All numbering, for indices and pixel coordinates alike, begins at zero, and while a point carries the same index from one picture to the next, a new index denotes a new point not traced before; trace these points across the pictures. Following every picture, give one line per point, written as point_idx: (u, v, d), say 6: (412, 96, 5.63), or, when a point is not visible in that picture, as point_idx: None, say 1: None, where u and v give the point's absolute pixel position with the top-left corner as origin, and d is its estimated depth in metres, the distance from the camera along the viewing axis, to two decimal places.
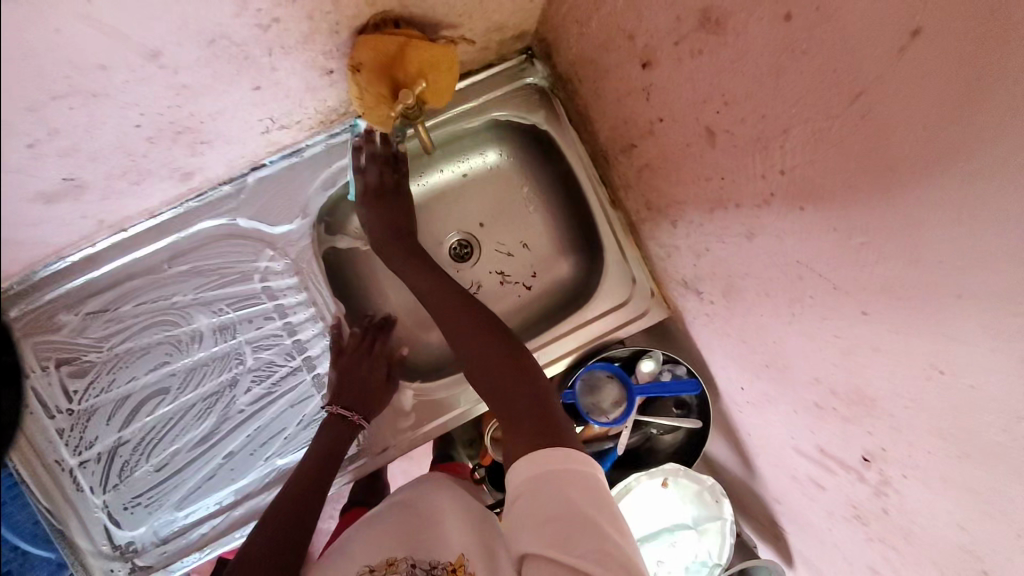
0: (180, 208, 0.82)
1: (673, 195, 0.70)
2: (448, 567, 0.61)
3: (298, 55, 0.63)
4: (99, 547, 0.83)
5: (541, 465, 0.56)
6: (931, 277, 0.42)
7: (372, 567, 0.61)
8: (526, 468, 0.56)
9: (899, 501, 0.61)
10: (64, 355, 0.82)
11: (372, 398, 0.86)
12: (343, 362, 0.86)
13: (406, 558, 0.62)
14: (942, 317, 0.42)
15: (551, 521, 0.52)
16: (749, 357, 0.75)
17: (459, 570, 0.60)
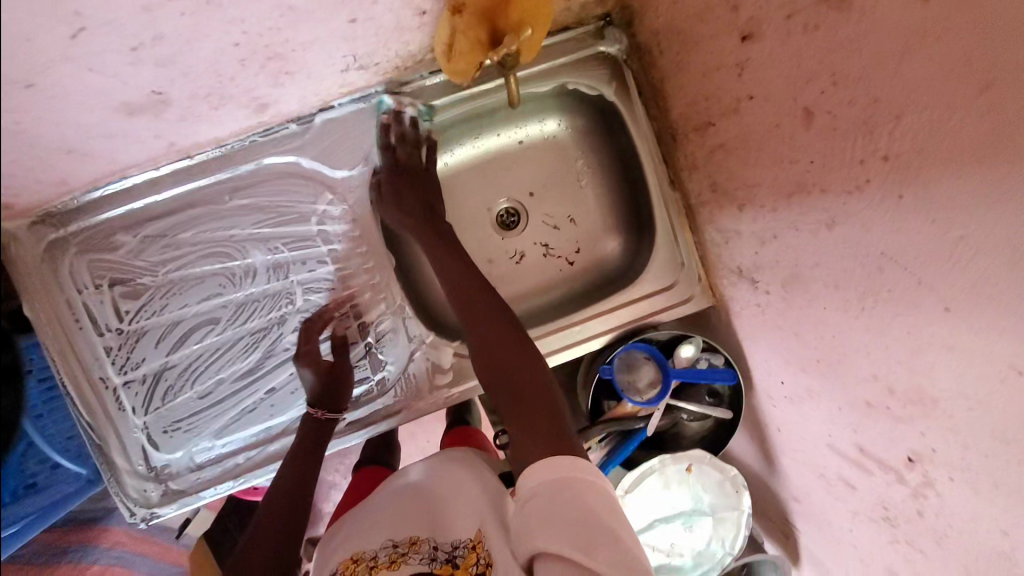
0: (246, 139, 0.81)
1: (748, 178, 0.69)
2: (469, 546, 0.59)
3: None
4: (135, 467, 0.85)
5: (551, 472, 0.54)
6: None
7: (397, 541, 0.63)
8: (536, 475, 0.55)
9: (939, 504, 0.61)
10: (117, 275, 0.84)
11: (337, 392, 0.85)
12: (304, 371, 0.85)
13: (430, 539, 0.62)
14: None
15: (557, 522, 0.50)
16: (798, 350, 0.75)
17: (478, 549, 0.58)
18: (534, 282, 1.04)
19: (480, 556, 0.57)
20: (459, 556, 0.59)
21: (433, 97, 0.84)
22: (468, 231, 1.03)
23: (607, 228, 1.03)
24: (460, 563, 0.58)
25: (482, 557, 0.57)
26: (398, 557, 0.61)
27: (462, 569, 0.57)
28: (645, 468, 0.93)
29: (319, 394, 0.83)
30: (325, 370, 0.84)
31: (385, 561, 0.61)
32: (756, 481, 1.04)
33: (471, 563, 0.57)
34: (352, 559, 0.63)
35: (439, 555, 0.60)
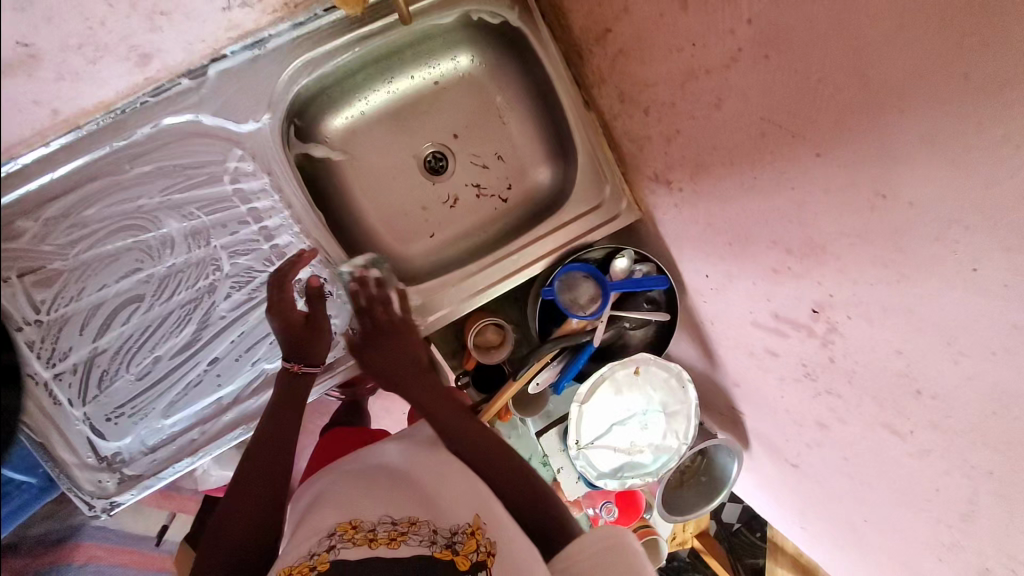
0: (138, 101, 0.77)
1: (645, 78, 0.73)
2: (468, 532, 0.64)
3: None
4: (83, 460, 0.82)
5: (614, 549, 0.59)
6: (878, 95, 0.47)
7: (396, 519, 0.66)
8: (591, 543, 0.60)
9: (844, 346, 0.68)
10: (23, 263, 0.73)
11: (310, 348, 0.83)
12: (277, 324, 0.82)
13: (430, 523, 0.65)
14: (888, 135, 0.48)
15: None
16: (713, 240, 0.80)
17: (478, 537, 0.63)
18: (470, 223, 1.05)
19: (481, 543, 0.63)
20: (458, 543, 0.63)
21: (334, 37, 0.83)
22: (396, 180, 1.02)
23: (533, 159, 1.05)
24: (460, 549, 0.62)
25: (482, 545, 0.63)
26: (399, 534, 0.64)
27: (461, 555, 0.61)
28: (596, 377, 0.98)
29: (291, 349, 0.82)
30: (298, 323, 0.83)
31: (384, 537, 0.63)
32: (702, 379, 1.12)
33: (471, 550, 0.62)
34: (352, 524, 0.64)
35: (439, 540, 0.63)
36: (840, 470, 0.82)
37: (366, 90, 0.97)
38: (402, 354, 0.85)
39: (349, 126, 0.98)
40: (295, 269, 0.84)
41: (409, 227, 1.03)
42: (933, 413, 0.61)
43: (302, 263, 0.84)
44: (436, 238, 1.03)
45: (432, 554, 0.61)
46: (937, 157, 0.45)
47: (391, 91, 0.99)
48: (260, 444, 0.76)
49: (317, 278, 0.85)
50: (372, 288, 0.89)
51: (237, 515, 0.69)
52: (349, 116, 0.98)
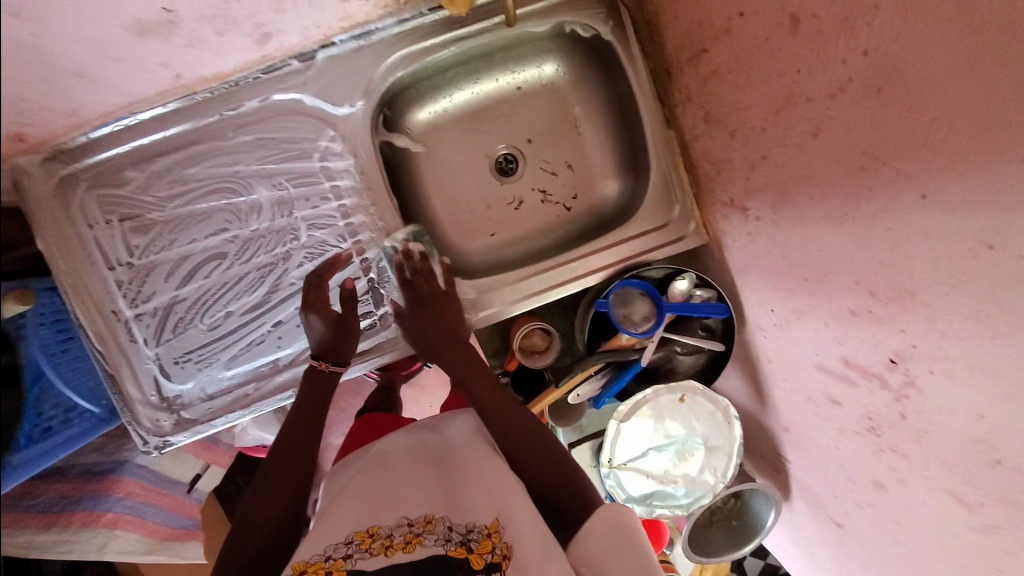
0: (251, 76, 0.83)
1: (737, 101, 0.72)
2: (485, 533, 0.63)
3: None
4: (147, 398, 0.87)
5: (615, 528, 0.64)
6: (996, 140, 0.44)
7: (412, 520, 0.64)
8: (597, 525, 0.65)
9: (919, 403, 0.64)
10: (127, 210, 0.86)
11: (339, 349, 0.83)
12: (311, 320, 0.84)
13: (445, 520, 0.64)
14: (1000, 188, 0.45)
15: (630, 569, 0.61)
16: (787, 273, 0.78)
17: (494, 539, 0.62)
18: (533, 227, 1.07)
19: (497, 545, 0.62)
20: (474, 541, 0.62)
21: (433, 35, 0.86)
22: (466, 176, 1.05)
23: (603, 172, 1.05)
24: (475, 549, 0.61)
25: (498, 547, 0.61)
26: (415, 536, 0.63)
27: (475, 555, 0.61)
28: (638, 398, 0.95)
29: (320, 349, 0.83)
30: (331, 321, 0.84)
31: (400, 542, 0.62)
32: (748, 417, 1.08)
33: (486, 550, 0.61)
34: (368, 533, 0.63)
35: (454, 537, 0.63)
36: (892, 536, 0.78)
37: (452, 87, 1.01)
38: (440, 324, 0.85)
39: (431, 120, 1.02)
40: (334, 270, 0.87)
41: (473, 222, 1.05)
42: (1012, 487, 0.57)
43: (338, 263, 0.87)
44: (497, 237, 1.05)
45: (446, 553, 0.61)
46: None
47: (476, 90, 1.02)
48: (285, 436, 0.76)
49: (351, 281, 0.85)
50: (417, 259, 0.88)
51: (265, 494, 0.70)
52: (432, 110, 1.01)
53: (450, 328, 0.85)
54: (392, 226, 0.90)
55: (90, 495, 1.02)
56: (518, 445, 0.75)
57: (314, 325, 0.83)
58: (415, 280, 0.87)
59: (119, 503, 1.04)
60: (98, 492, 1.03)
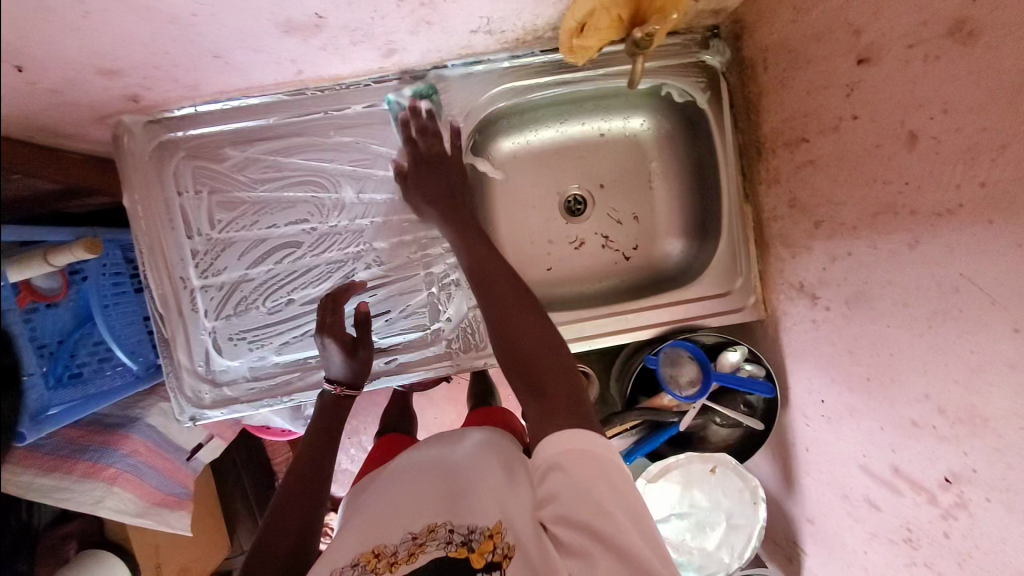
0: (363, 82, 0.87)
1: (829, 195, 0.74)
2: (487, 534, 0.58)
3: None
4: (194, 367, 0.89)
5: (576, 449, 0.59)
6: None
7: (415, 532, 0.61)
8: (556, 448, 0.60)
9: (968, 527, 0.64)
10: (217, 185, 0.89)
11: (358, 373, 0.86)
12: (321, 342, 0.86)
13: (446, 524, 0.60)
14: None
15: (586, 500, 0.56)
16: (848, 368, 0.78)
17: (496, 538, 0.58)
18: (591, 270, 1.08)
19: (499, 545, 0.57)
20: (475, 540, 0.58)
21: (541, 74, 0.89)
22: (535, 209, 1.08)
23: (669, 229, 1.07)
24: (476, 547, 0.58)
25: (499, 547, 0.57)
26: (418, 547, 0.59)
27: (477, 555, 0.57)
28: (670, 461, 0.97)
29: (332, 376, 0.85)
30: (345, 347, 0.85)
31: (404, 555, 0.59)
32: (770, 499, 1.07)
33: (487, 550, 0.58)
34: (374, 553, 0.60)
35: (455, 539, 0.59)
36: None
37: (541, 122, 1.04)
38: (441, 186, 0.84)
39: (514, 150, 1.05)
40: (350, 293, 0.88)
41: (534, 254, 1.07)
42: None
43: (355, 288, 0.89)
44: (554, 273, 1.07)
45: (447, 555, 0.58)
46: None
47: (563, 130, 1.06)
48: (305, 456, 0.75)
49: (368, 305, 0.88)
50: (417, 116, 0.85)
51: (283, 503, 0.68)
52: (517, 141, 1.05)
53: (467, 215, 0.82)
54: None
55: (98, 445, 1.03)
56: (538, 363, 0.67)
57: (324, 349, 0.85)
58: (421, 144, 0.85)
59: (123, 460, 1.02)
60: (105, 444, 1.02)
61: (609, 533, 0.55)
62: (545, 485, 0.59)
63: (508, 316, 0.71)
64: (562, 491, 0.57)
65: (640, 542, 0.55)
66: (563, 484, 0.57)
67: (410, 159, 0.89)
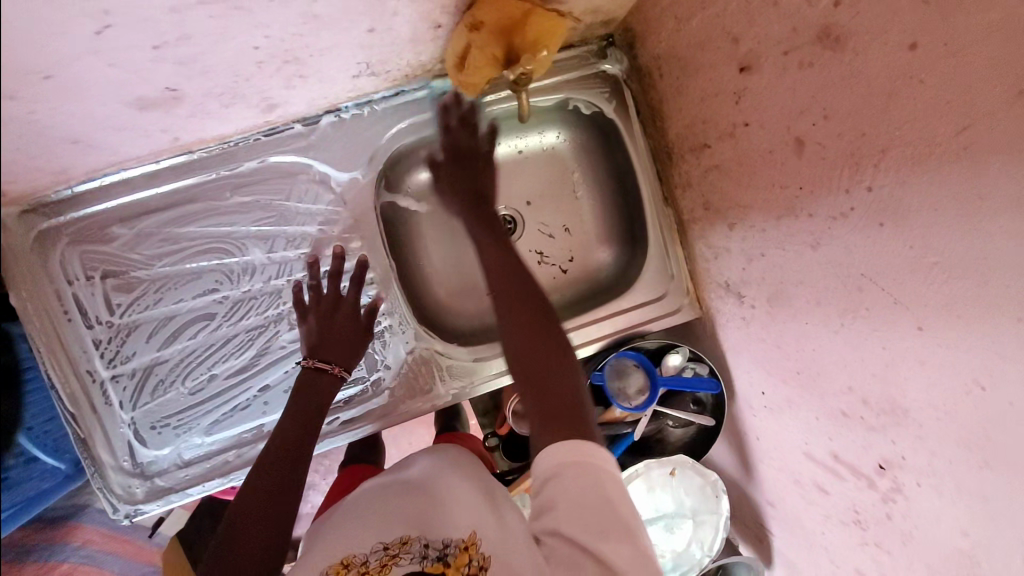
0: (251, 137, 0.81)
1: (737, 199, 0.74)
2: (462, 547, 0.64)
3: (422, 5, 0.62)
4: (119, 463, 0.84)
5: (576, 460, 0.59)
6: (1005, 298, 0.45)
7: (387, 543, 0.65)
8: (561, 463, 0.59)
9: (906, 507, 0.66)
10: (111, 267, 0.83)
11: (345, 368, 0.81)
12: (335, 319, 0.82)
13: (421, 538, 0.65)
14: (999, 338, 0.47)
15: (581, 514, 0.57)
16: (779, 362, 0.80)
17: (471, 552, 0.63)
18: None
19: (474, 558, 0.63)
20: (450, 555, 0.63)
21: (437, 105, 0.85)
22: (464, 237, 1.04)
23: (600, 238, 1.05)
24: (451, 563, 0.63)
25: (475, 560, 0.63)
26: (390, 559, 0.63)
27: (452, 568, 0.62)
28: (630, 471, 0.97)
29: (341, 351, 0.81)
30: (354, 330, 0.83)
31: (375, 565, 0.63)
32: (733, 486, 1.09)
33: (463, 563, 0.63)
34: (342, 564, 0.64)
35: (431, 553, 0.63)
36: None
37: None
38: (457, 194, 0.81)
39: (431, 181, 1.01)
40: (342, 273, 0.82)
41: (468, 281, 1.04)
42: None
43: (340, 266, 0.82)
44: (492, 297, 1.04)
45: (423, 569, 0.62)
46: None
47: None
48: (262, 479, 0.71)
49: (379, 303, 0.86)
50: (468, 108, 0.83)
51: (244, 514, 0.68)
52: (435, 171, 1.01)
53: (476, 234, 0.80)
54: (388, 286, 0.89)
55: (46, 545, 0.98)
56: (547, 365, 0.67)
57: (342, 329, 0.82)
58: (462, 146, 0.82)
59: (76, 553, 1.04)
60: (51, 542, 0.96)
61: (598, 548, 0.56)
62: (548, 493, 0.59)
63: (519, 321, 0.71)
64: (567, 504, 0.58)
65: (632, 561, 0.56)
66: (562, 495, 0.58)
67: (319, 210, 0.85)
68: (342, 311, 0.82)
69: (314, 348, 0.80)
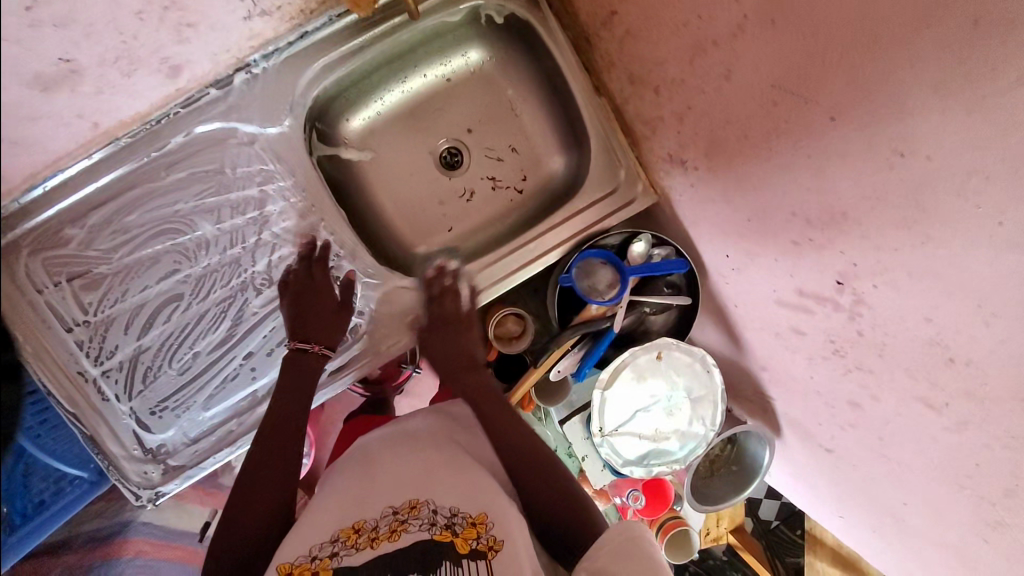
0: (170, 112, 0.81)
1: (651, 56, 0.76)
2: (470, 522, 0.69)
3: None
4: (130, 452, 0.86)
5: (623, 539, 0.66)
6: (880, 42, 0.49)
7: (397, 509, 0.71)
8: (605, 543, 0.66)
9: (872, 318, 0.66)
10: (74, 269, 0.83)
11: (321, 333, 0.85)
12: (315, 297, 0.86)
13: (429, 504, 0.71)
14: (899, 83, 0.49)
15: (630, 570, 0.63)
16: (731, 216, 0.80)
17: (480, 528, 0.68)
18: (489, 213, 1.06)
19: (483, 534, 0.68)
20: (459, 526, 0.68)
21: (341, 43, 0.85)
22: (413, 176, 1.04)
23: (547, 148, 1.05)
24: (460, 533, 0.68)
25: (483, 535, 0.68)
26: (400, 524, 0.69)
27: (461, 539, 0.67)
28: (617, 363, 0.96)
29: (320, 329, 0.84)
30: (331, 307, 0.87)
31: (385, 532, 0.68)
32: (731, 365, 1.10)
33: (471, 536, 0.67)
34: (353, 528, 0.69)
35: (439, 522, 0.69)
36: (877, 450, 0.82)
37: (382, 88, 0.99)
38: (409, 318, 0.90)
39: (366, 126, 1.00)
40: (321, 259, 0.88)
41: (427, 222, 1.04)
42: (970, 380, 0.59)
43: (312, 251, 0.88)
44: (455, 232, 1.04)
45: (431, 536, 0.67)
46: (955, 104, 0.46)
47: (408, 88, 1.01)
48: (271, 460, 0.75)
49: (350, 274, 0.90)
50: (440, 277, 0.94)
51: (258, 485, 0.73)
52: (366, 117, 1.00)
53: (467, 354, 0.89)
54: (341, 228, 0.90)
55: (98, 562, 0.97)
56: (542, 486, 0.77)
57: (317, 306, 0.86)
58: (434, 316, 0.91)
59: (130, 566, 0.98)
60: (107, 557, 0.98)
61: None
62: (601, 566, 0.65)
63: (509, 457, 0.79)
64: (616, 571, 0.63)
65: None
66: (613, 560, 0.64)
67: (253, 173, 0.86)
68: (312, 290, 0.86)
69: (296, 330, 0.84)
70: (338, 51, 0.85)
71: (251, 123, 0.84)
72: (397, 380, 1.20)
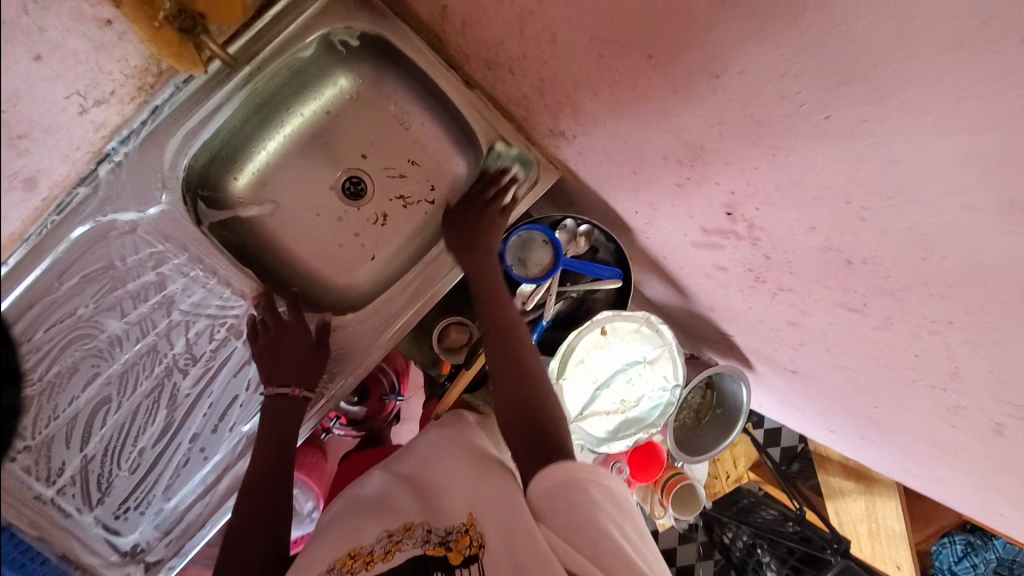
0: (46, 223, 0.79)
1: (492, 39, 0.75)
2: (462, 531, 0.64)
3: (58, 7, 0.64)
4: (108, 560, 0.84)
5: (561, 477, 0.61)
6: None
7: (392, 531, 0.67)
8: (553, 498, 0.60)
9: (769, 239, 0.65)
10: None
11: (290, 371, 0.85)
12: (282, 339, 0.88)
13: (423, 524, 0.67)
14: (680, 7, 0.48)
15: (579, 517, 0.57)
16: (622, 173, 0.78)
17: (470, 532, 0.63)
18: (405, 231, 1.04)
19: (473, 538, 0.62)
20: (452, 539, 0.63)
21: (195, 108, 0.85)
22: (319, 215, 1.03)
23: (443, 152, 1.04)
24: (453, 545, 0.63)
25: (474, 539, 0.62)
26: (395, 544, 0.65)
27: (454, 550, 0.62)
28: (564, 348, 0.94)
29: (296, 372, 0.85)
30: (306, 348, 0.88)
31: (380, 553, 0.65)
32: (685, 313, 1.09)
33: (464, 545, 0.62)
34: (350, 555, 0.66)
35: (432, 538, 0.64)
36: (830, 362, 0.81)
37: (259, 140, 0.98)
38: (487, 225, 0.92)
39: (256, 180, 0.99)
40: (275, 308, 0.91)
41: (346, 257, 1.03)
42: (873, 277, 0.57)
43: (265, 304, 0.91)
44: (378, 258, 1.03)
45: (425, 552, 0.63)
46: (735, 17, 0.45)
47: (285, 131, 1.00)
48: (249, 531, 0.73)
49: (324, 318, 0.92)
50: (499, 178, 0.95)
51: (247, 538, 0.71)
52: (252, 172, 0.99)
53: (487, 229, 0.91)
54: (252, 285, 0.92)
55: None
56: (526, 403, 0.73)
57: (295, 346, 0.88)
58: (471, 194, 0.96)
59: None
60: None
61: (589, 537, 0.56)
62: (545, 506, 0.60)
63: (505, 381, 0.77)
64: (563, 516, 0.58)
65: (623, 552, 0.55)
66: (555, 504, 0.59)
67: (144, 260, 0.86)
68: (291, 333, 0.89)
69: (270, 377, 0.85)
70: (195, 116, 0.85)
71: (127, 209, 0.83)
72: (386, 412, 1.18)
